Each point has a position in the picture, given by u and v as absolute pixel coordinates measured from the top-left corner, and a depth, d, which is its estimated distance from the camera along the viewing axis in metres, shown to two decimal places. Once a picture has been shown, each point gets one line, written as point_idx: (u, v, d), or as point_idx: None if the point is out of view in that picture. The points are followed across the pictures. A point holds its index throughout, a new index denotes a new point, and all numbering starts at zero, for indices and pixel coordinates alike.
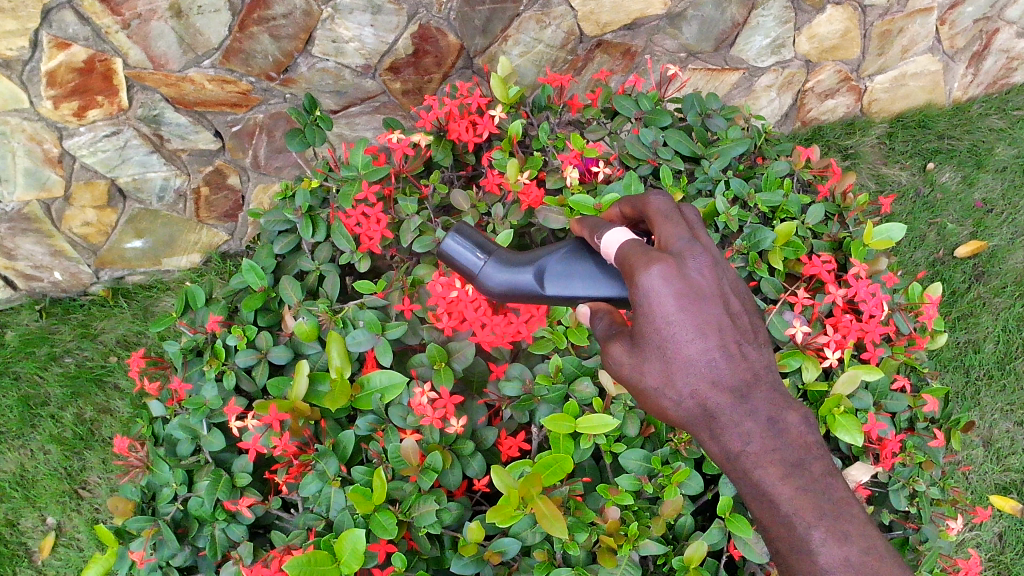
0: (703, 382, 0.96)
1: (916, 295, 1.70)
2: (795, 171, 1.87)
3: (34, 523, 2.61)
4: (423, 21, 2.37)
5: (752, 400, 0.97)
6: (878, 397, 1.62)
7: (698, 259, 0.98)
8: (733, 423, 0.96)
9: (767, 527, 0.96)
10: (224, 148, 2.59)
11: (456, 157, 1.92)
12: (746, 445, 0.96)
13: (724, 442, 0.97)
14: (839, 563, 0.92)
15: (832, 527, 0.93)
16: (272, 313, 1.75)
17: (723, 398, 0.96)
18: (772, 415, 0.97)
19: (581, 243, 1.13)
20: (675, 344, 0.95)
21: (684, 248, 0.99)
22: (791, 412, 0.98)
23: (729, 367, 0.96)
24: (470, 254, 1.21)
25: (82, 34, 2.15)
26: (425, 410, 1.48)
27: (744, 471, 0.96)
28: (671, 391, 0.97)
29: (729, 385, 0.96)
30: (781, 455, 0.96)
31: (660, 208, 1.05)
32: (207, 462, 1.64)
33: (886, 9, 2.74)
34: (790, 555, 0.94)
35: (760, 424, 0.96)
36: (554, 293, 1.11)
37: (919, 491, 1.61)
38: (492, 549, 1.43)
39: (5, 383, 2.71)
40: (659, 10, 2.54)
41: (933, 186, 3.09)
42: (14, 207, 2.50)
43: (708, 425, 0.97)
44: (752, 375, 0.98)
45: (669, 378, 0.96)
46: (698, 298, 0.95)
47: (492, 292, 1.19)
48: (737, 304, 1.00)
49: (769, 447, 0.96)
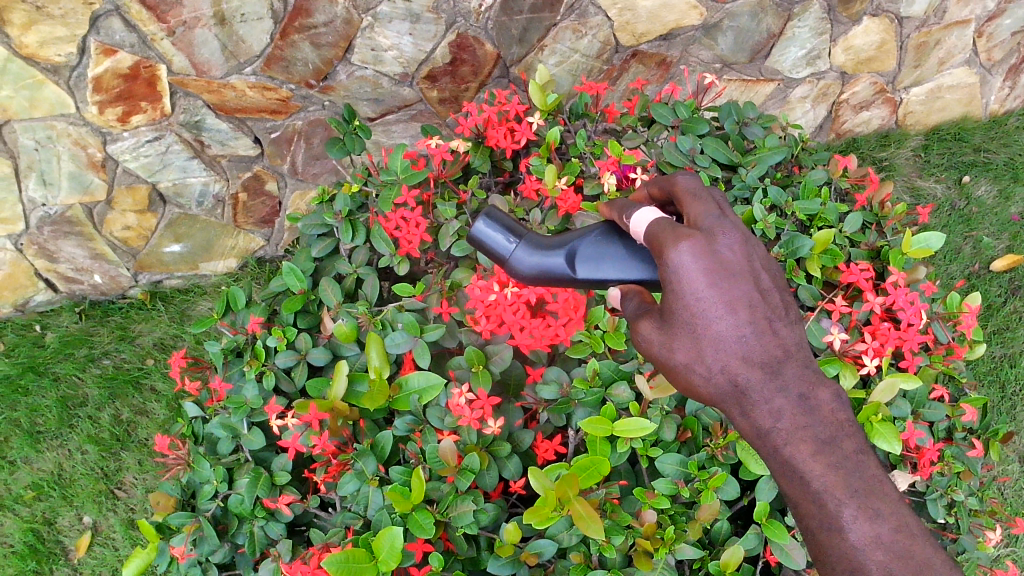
0: (733, 358, 0.90)
1: (955, 304, 1.68)
2: (833, 180, 1.87)
3: (71, 522, 2.63)
4: (460, 30, 2.40)
5: (784, 373, 0.90)
6: (916, 406, 1.61)
7: (729, 235, 0.92)
8: (763, 399, 0.89)
9: (796, 505, 0.89)
10: (262, 154, 2.63)
11: (494, 164, 1.94)
12: (777, 421, 0.89)
13: (755, 418, 0.90)
14: (874, 543, 0.84)
15: (867, 506, 0.86)
16: (311, 315, 1.77)
17: (755, 373, 0.90)
18: (804, 391, 0.90)
19: (611, 226, 1.09)
20: (705, 321, 0.90)
21: (715, 225, 0.94)
22: (823, 389, 0.91)
23: (760, 344, 0.90)
24: (500, 238, 1.13)
25: (128, 41, 2.19)
26: (463, 411, 1.48)
27: (774, 447, 0.89)
28: (701, 368, 0.91)
29: (760, 359, 0.90)
30: (813, 432, 0.88)
31: (690, 186, 1.00)
32: (247, 460, 1.67)
33: (924, 21, 2.73)
34: (820, 534, 0.86)
35: (791, 401, 0.90)
36: (588, 277, 1.07)
37: (957, 501, 1.60)
38: (529, 550, 1.44)
39: (44, 384, 2.75)
40: (695, 21, 2.55)
41: (968, 200, 3.07)
42: (58, 210, 2.56)
43: (738, 402, 0.91)
44: (784, 351, 0.91)
45: (698, 355, 0.90)
46: (728, 275, 0.90)
47: (522, 277, 1.13)
48: (772, 282, 0.94)
49: (800, 424, 0.89)
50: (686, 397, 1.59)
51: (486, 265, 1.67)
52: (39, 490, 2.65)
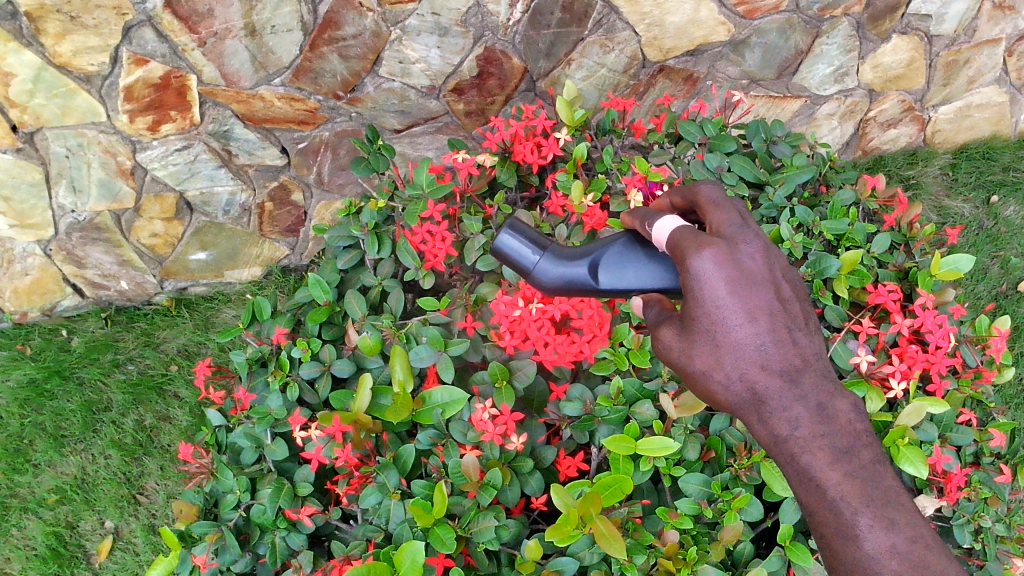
0: (752, 366, 0.87)
1: (984, 327, 1.67)
2: (861, 200, 1.86)
3: (93, 526, 2.65)
4: (488, 43, 2.41)
5: (803, 383, 0.88)
6: (944, 430, 1.61)
7: (751, 244, 0.91)
8: (781, 407, 0.87)
9: (812, 513, 0.87)
10: (289, 164, 2.64)
11: (520, 178, 1.94)
12: (794, 429, 0.87)
13: (772, 426, 0.88)
14: (889, 552, 0.82)
15: (883, 515, 0.84)
16: (336, 327, 1.78)
17: (774, 381, 0.87)
18: (823, 400, 0.88)
19: (634, 234, 1.08)
20: (725, 328, 0.87)
21: (736, 233, 0.92)
22: (842, 399, 0.89)
23: (779, 352, 0.88)
24: (525, 251, 1.13)
25: (160, 51, 2.21)
26: (486, 426, 1.47)
27: (791, 455, 0.87)
28: (720, 374, 0.89)
29: (780, 368, 0.87)
30: (830, 441, 0.86)
31: (712, 197, 0.99)
32: (270, 471, 1.68)
33: (953, 39, 2.72)
34: (835, 542, 0.84)
35: (809, 410, 0.87)
36: (610, 286, 1.06)
37: (984, 527, 1.58)
38: (549, 568, 1.43)
39: (68, 388, 2.78)
40: (724, 37, 2.55)
41: (996, 220, 3.04)
42: (87, 217, 2.58)
43: (756, 409, 0.88)
44: (804, 360, 0.89)
45: (718, 362, 0.88)
46: (749, 283, 0.88)
47: (546, 288, 1.12)
48: (792, 292, 0.92)
49: (818, 433, 0.87)
50: (710, 415, 1.59)
51: (511, 280, 1.67)
52: (62, 493, 2.68)
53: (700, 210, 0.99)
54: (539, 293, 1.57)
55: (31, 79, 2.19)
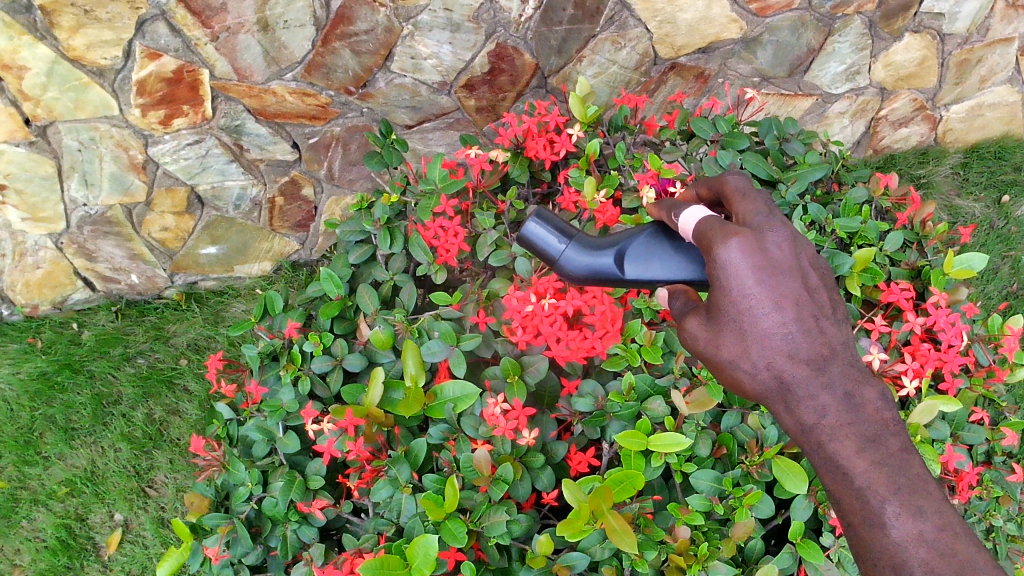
0: (779, 355, 0.85)
1: (997, 325, 1.67)
2: (874, 198, 1.85)
3: (102, 519, 2.66)
4: (500, 40, 2.41)
5: (830, 371, 0.85)
6: (955, 429, 1.60)
7: (778, 232, 0.89)
8: (808, 396, 0.84)
9: (839, 500, 0.84)
10: (300, 159, 2.65)
11: (532, 175, 1.94)
12: (821, 417, 0.84)
13: (799, 415, 0.85)
14: (916, 541, 0.79)
15: (910, 503, 0.81)
16: (347, 321, 1.78)
17: (800, 370, 0.84)
18: (850, 389, 0.85)
19: (660, 226, 1.07)
20: (751, 317, 0.85)
21: (763, 223, 0.90)
22: (869, 387, 0.86)
23: (807, 341, 0.85)
24: (552, 239, 1.13)
25: (172, 45, 2.22)
26: (498, 421, 1.48)
27: (818, 442, 0.84)
28: (746, 364, 0.86)
29: (807, 357, 0.85)
30: (858, 429, 0.83)
31: (739, 187, 0.98)
32: (282, 463, 1.68)
33: (966, 38, 2.71)
34: (862, 530, 0.82)
35: (836, 398, 0.84)
36: (635, 277, 1.06)
37: (996, 526, 1.58)
38: (561, 562, 1.43)
39: (79, 381, 2.79)
40: (735, 35, 2.54)
41: (1007, 220, 3.04)
42: (98, 211, 2.59)
43: (784, 399, 0.86)
44: (831, 349, 0.85)
45: (744, 351, 0.86)
46: (777, 272, 0.86)
47: (572, 277, 1.12)
48: (820, 281, 0.89)
49: (845, 421, 0.84)
50: (722, 412, 1.58)
51: (523, 275, 1.67)
52: (72, 486, 2.69)
53: (729, 200, 0.98)
54: (551, 289, 1.57)
55: (44, 72, 2.20)
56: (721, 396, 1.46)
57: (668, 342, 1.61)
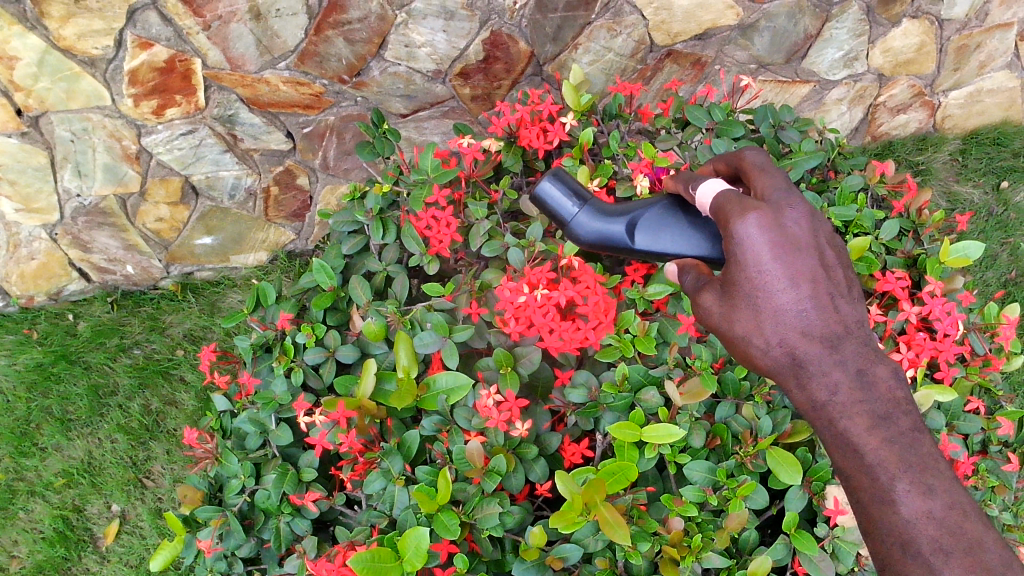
0: (793, 332, 0.86)
1: (993, 314, 1.65)
2: (870, 186, 1.83)
3: (100, 510, 2.66)
4: (494, 27, 2.39)
5: (844, 349, 0.86)
6: (950, 419, 1.58)
7: (796, 209, 0.90)
8: (820, 372, 0.85)
9: (849, 476, 0.85)
10: (295, 148, 2.63)
11: (526, 164, 1.93)
12: (833, 394, 0.85)
13: (811, 391, 0.86)
14: (925, 517, 0.79)
15: (920, 481, 0.80)
16: (340, 313, 1.77)
17: (814, 347, 0.85)
18: (862, 366, 0.86)
19: (675, 199, 1.08)
20: (767, 294, 0.86)
21: (782, 198, 0.91)
22: (882, 365, 0.87)
23: (822, 318, 0.86)
24: (566, 202, 1.15)
25: (164, 34, 2.20)
26: (490, 413, 1.47)
27: (829, 419, 0.85)
28: (760, 340, 0.87)
29: (822, 335, 0.85)
30: (869, 407, 0.84)
31: (757, 161, 0.98)
32: (274, 456, 1.67)
33: (965, 23, 2.69)
34: (871, 507, 0.82)
35: (848, 375, 0.85)
36: (645, 248, 1.07)
37: (991, 516, 1.57)
38: (554, 554, 1.43)
39: (75, 372, 2.78)
40: (732, 21, 2.52)
41: (1006, 206, 3.02)
42: (93, 201, 2.58)
43: (796, 375, 0.87)
44: (845, 328, 0.86)
45: (758, 327, 0.87)
46: (794, 249, 0.87)
47: (582, 242, 1.14)
48: (835, 257, 0.90)
49: (857, 398, 0.84)
50: (716, 403, 1.57)
51: (516, 265, 1.64)
52: (68, 477, 2.68)
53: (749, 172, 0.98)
54: (544, 280, 1.56)
55: (35, 62, 2.18)
56: (714, 387, 1.46)
57: (661, 333, 1.61)
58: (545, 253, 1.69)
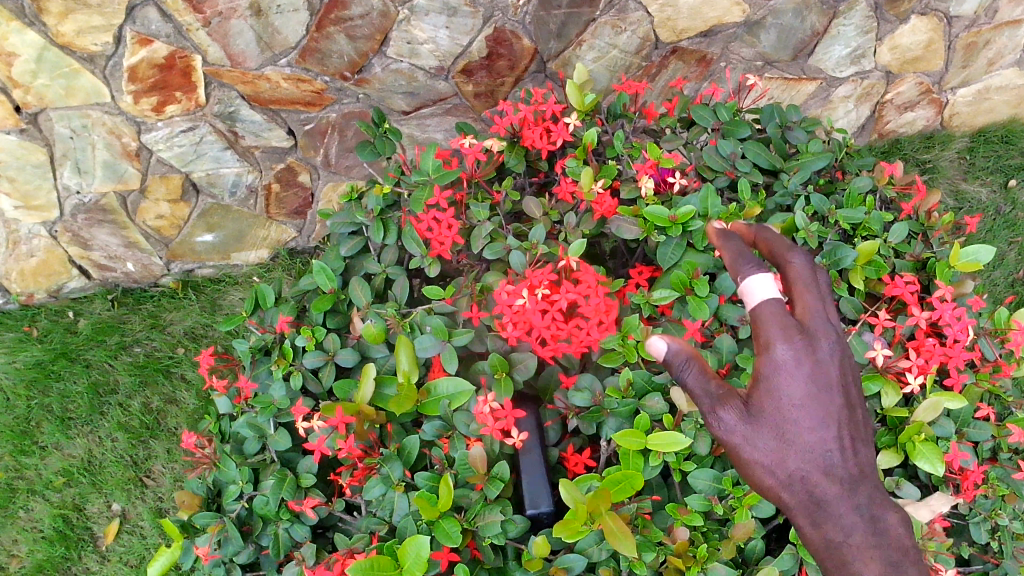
0: (816, 468, 1.12)
1: (1003, 320, 1.63)
2: (879, 187, 1.81)
3: (100, 509, 2.64)
4: (498, 24, 2.36)
5: (858, 492, 1.11)
6: (960, 426, 1.56)
7: (829, 346, 1.15)
8: (837, 514, 1.10)
9: None
10: (296, 145, 2.61)
11: (529, 164, 1.90)
12: (847, 537, 1.09)
13: (827, 530, 1.10)
14: None
15: None
16: (340, 315, 1.74)
17: (832, 487, 1.11)
18: (873, 512, 1.11)
19: None
20: (796, 427, 1.12)
21: (819, 334, 1.15)
22: (891, 515, 1.12)
23: (840, 457, 1.13)
24: None
25: (164, 31, 2.18)
26: (488, 419, 1.45)
27: (840, 557, 1.09)
28: (782, 469, 1.12)
29: (839, 476, 1.12)
30: (880, 553, 1.07)
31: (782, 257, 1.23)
32: (273, 461, 1.64)
33: (973, 20, 2.66)
34: None
35: (860, 519, 1.10)
36: None
37: (1002, 525, 1.51)
38: (557, 564, 1.41)
39: (75, 370, 2.76)
40: (738, 18, 2.49)
41: (1014, 205, 3.00)
42: (92, 198, 2.56)
43: (813, 510, 1.12)
44: (859, 470, 1.13)
45: (783, 456, 1.12)
46: (823, 388, 1.13)
47: None
48: (853, 398, 1.17)
49: (870, 543, 1.08)
50: (722, 410, 1.55)
51: (516, 270, 1.61)
52: (69, 476, 2.67)
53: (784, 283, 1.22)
54: (545, 281, 1.53)
55: (34, 59, 2.17)
56: (719, 394, 1.44)
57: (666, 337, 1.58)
58: (548, 256, 1.66)
